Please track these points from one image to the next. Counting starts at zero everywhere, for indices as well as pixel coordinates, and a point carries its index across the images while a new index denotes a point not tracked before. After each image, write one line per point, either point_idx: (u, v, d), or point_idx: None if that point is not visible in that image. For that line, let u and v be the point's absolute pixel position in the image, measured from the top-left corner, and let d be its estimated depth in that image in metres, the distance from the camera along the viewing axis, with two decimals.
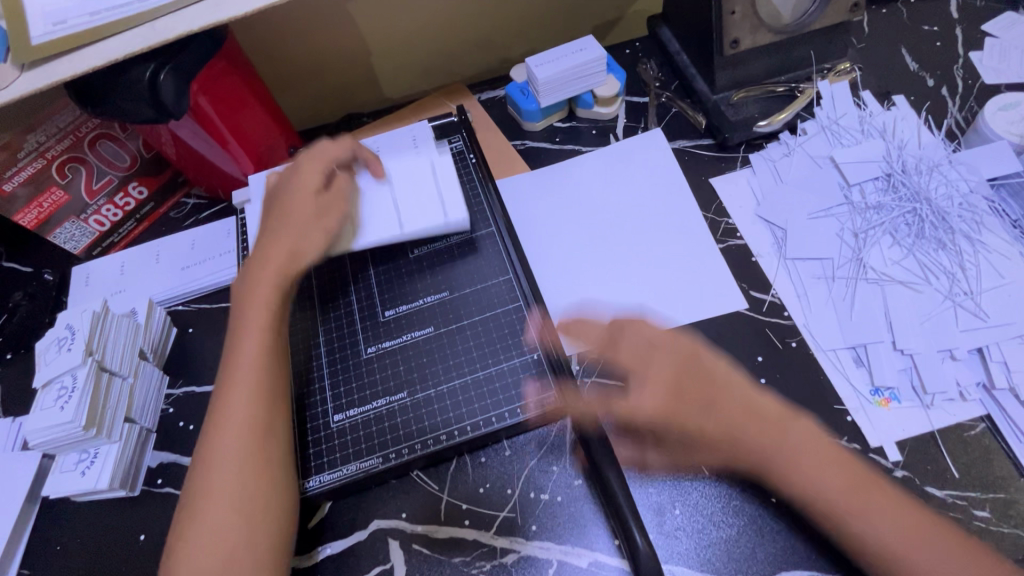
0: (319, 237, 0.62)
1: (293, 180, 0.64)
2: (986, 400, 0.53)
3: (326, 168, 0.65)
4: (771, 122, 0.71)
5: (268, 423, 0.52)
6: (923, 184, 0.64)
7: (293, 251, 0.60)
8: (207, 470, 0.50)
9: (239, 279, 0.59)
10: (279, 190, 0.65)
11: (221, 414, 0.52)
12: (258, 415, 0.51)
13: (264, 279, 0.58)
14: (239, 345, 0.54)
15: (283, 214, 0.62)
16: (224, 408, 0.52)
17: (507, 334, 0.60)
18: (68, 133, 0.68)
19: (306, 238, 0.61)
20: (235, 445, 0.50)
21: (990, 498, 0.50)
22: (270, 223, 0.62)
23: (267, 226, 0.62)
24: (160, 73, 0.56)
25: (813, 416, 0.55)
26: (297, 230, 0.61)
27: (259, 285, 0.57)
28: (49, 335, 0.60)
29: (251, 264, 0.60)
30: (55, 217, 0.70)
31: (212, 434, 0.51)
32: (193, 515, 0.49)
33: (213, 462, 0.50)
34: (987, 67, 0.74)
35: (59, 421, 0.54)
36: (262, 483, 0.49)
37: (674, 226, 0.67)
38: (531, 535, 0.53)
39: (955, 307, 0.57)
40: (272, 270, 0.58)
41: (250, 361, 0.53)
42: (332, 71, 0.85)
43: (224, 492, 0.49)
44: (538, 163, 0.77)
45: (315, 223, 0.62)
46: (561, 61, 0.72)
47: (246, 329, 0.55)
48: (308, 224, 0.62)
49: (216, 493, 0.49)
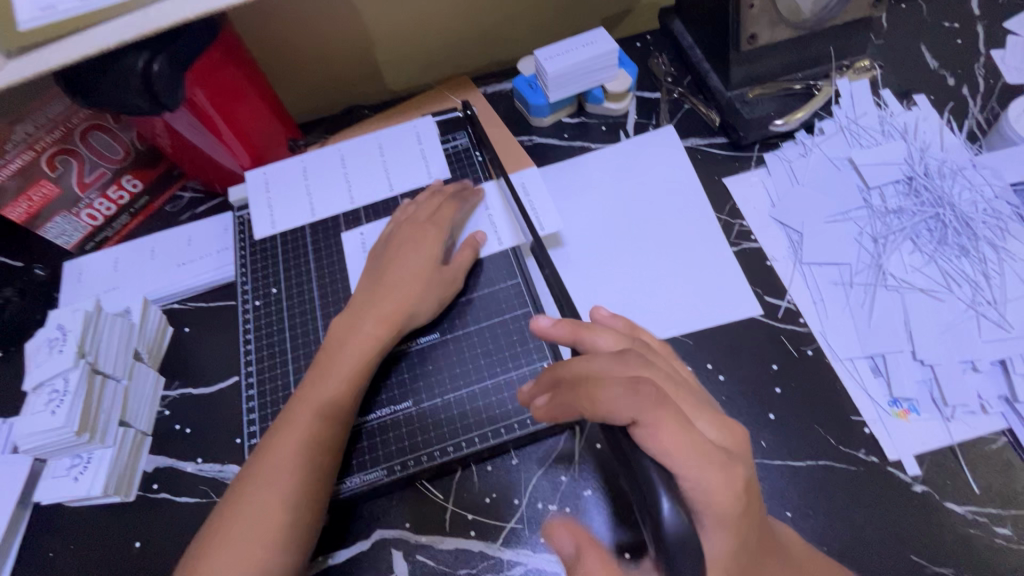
0: (433, 306, 0.58)
1: (413, 236, 0.61)
2: (1008, 413, 0.52)
3: (437, 220, 0.63)
4: (788, 121, 0.68)
5: (317, 471, 0.50)
6: (946, 188, 0.62)
7: (402, 312, 0.57)
8: (243, 495, 0.49)
9: (344, 319, 0.57)
10: (393, 242, 0.62)
11: (273, 444, 0.51)
12: (310, 458, 0.50)
13: (360, 327, 0.56)
14: (317, 383, 0.53)
15: (398, 272, 0.59)
16: (279, 438, 0.51)
17: (517, 340, 0.58)
18: (59, 124, 0.65)
19: (421, 303, 0.58)
20: (277, 480, 0.49)
21: (1012, 515, 0.48)
22: (382, 276, 0.59)
23: (377, 277, 0.60)
24: (153, 63, 0.54)
25: (829, 426, 0.53)
26: (413, 291, 0.58)
27: (356, 334, 0.55)
28: (39, 336, 0.58)
29: (355, 310, 0.58)
30: (46, 211, 0.68)
31: (260, 462, 0.50)
32: (214, 538, 0.47)
33: (251, 490, 0.49)
34: (1009, 66, 0.72)
35: (49, 426, 0.52)
36: (285, 531, 0.47)
37: (687, 227, 0.65)
38: (539, 547, 0.51)
39: (977, 317, 0.55)
40: (376, 324, 0.56)
41: (321, 402, 0.52)
42: (333, 62, 0.82)
43: (251, 526, 0.47)
44: (546, 160, 0.75)
45: (429, 279, 0.59)
46: (571, 54, 0.69)
47: (332, 371, 0.54)
48: (426, 290, 0.58)
49: (242, 522, 0.47)
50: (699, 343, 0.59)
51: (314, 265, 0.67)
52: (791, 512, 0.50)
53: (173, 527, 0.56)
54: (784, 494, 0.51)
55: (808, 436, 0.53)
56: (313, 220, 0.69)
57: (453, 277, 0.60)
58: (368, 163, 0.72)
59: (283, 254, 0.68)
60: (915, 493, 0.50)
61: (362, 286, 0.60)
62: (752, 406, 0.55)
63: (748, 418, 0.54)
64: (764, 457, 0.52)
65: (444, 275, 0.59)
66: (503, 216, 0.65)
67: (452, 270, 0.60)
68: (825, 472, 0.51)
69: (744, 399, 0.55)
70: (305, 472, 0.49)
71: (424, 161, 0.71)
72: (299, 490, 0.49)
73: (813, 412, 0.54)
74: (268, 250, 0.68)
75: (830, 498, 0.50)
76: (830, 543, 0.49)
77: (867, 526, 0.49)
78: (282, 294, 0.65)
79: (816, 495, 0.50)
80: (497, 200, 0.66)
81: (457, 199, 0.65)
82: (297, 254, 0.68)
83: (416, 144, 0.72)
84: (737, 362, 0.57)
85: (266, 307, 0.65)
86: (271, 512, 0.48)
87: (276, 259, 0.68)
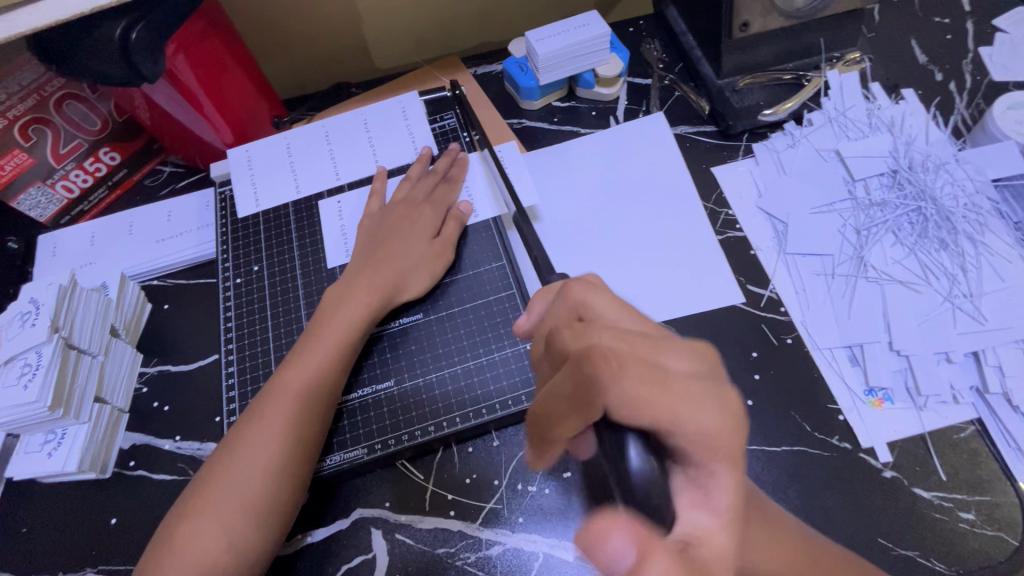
0: (425, 280, 0.59)
1: (409, 215, 0.62)
2: (978, 403, 0.53)
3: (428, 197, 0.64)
4: (776, 111, 0.69)
5: (301, 442, 0.49)
6: (928, 183, 0.63)
7: (396, 283, 0.57)
8: (225, 462, 0.49)
9: (338, 288, 0.57)
10: (388, 212, 0.63)
11: (259, 412, 0.51)
12: (294, 430, 0.49)
13: (352, 298, 0.56)
14: (306, 353, 0.53)
15: (394, 247, 0.59)
16: (265, 407, 0.51)
17: (500, 322, 0.58)
18: (32, 92, 0.64)
19: (415, 277, 0.58)
20: (259, 450, 0.48)
21: (976, 500, 0.49)
22: (379, 250, 0.59)
23: (372, 251, 0.60)
24: (131, 31, 0.52)
25: (805, 413, 0.54)
26: (407, 264, 0.58)
27: (348, 304, 0.55)
28: (11, 309, 0.56)
29: (348, 279, 0.58)
30: (19, 182, 0.65)
31: (244, 429, 0.50)
32: (196, 503, 0.48)
33: (234, 459, 0.49)
34: (996, 64, 0.73)
35: (21, 401, 0.51)
36: (266, 502, 0.47)
37: (672, 216, 0.65)
38: (517, 527, 0.52)
39: (953, 309, 0.56)
40: (368, 294, 0.56)
41: (308, 374, 0.52)
42: (320, 38, 0.80)
43: (233, 494, 0.47)
44: (535, 143, 0.74)
45: (424, 251, 0.60)
46: (563, 35, 0.68)
47: (321, 341, 0.53)
48: (421, 265, 0.59)
49: (223, 490, 0.47)
50: (681, 329, 0.59)
51: (296, 243, 0.66)
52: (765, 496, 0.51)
53: (149, 503, 0.56)
54: (759, 478, 0.52)
55: (785, 423, 0.54)
56: (297, 197, 0.68)
57: (444, 252, 0.60)
58: (355, 138, 0.71)
59: (266, 231, 0.67)
60: (885, 479, 0.51)
61: (358, 261, 0.60)
62: None
63: None
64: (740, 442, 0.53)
65: (435, 249, 0.60)
66: (486, 191, 0.66)
67: (443, 244, 0.61)
68: (799, 456, 0.52)
69: None
70: (288, 444, 0.49)
71: (411, 138, 0.70)
72: (281, 460, 0.48)
73: (791, 400, 0.55)
74: (250, 227, 0.67)
75: (804, 483, 0.51)
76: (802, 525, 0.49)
77: (839, 510, 0.50)
78: (264, 272, 0.64)
79: (790, 480, 0.51)
80: (479, 177, 0.67)
81: (449, 179, 0.65)
82: (279, 231, 0.67)
83: (402, 120, 0.71)
84: (716, 348, 0.58)
85: (247, 285, 0.64)
86: (252, 482, 0.47)
87: (258, 236, 0.67)
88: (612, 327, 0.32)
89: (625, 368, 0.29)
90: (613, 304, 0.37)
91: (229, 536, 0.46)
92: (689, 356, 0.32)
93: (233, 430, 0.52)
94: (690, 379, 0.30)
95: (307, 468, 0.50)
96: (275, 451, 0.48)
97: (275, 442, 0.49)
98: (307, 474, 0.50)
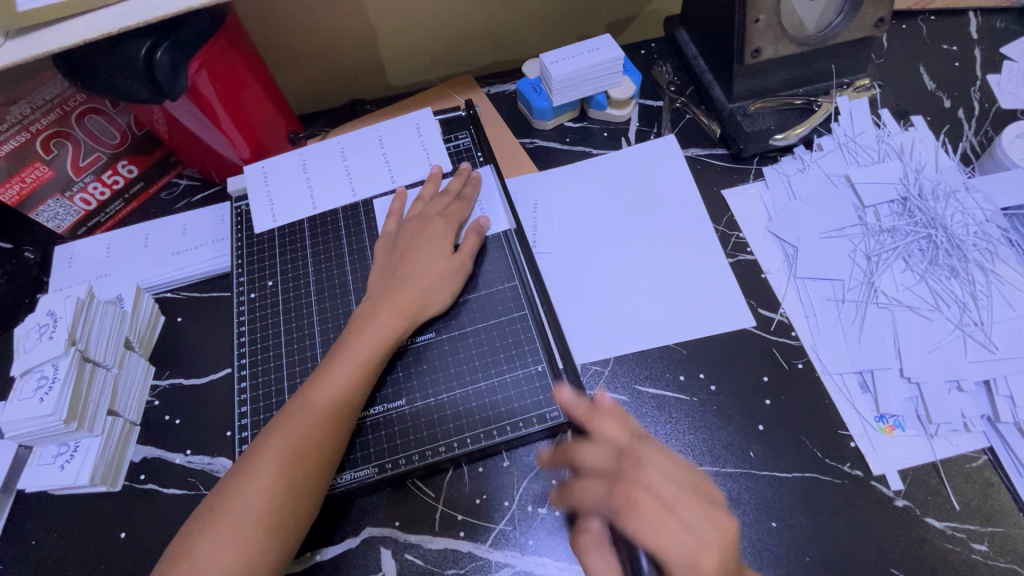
0: (442, 301, 0.59)
1: (422, 231, 0.62)
2: (989, 432, 0.53)
3: (440, 212, 0.64)
4: (787, 136, 0.69)
5: (321, 460, 0.50)
6: (939, 211, 0.63)
7: (416, 304, 0.57)
8: (245, 478, 0.49)
9: (359, 308, 0.58)
10: (402, 231, 0.63)
11: (281, 426, 0.51)
12: (318, 444, 0.50)
13: (377, 318, 0.56)
14: (328, 370, 0.53)
15: (411, 266, 0.60)
16: (287, 421, 0.51)
17: (512, 344, 0.58)
18: (55, 106, 0.64)
19: (434, 293, 0.59)
20: (281, 462, 0.49)
21: (989, 531, 0.49)
22: (398, 268, 0.60)
23: (391, 269, 0.60)
24: (156, 50, 0.53)
25: (816, 439, 0.54)
26: (426, 283, 0.58)
27: (373, 324, 0.56)
28: (28, 321, 0.57)
29: (368, 302, 0.58)
30: (38, 194, 0.66)
31: (267, 440, 0.51)
32: (214, 516, 0.48)
33: (257, 468, 0.49)
34: (1005, 92, 0.74)
35: (37, 414, 0.52)
36: (286, 516, 0.48)
37: (683, 239, 0.66)
38: (527, 549, 0.52)
39: (964, 337, 0.56)
40: (392, 314, 0.56)
41: (334, 389, 0.52)
42: (336, 55, 0.82)
43: (254, 505, 0.47)
44: (546, 162, 0.75)
45: (440, 270, 0.59)
46: (577, 59, 0.69)
47: (344, 357, 0.54)
48: (439, 285, 0.59)
49: (243, 503, 0.47)
50: (692, 353, 0.59)
51: (310, 257, 0.66)
52: (775, 522, 0.51)
53: (158, 518, 0.56)
54: (769, 505, 0.52)
55: (795, 448, 0.54)
56: (313, 213, 0.69)
57: (462, 267, 0.61)
58: (370, 155, 0.71)
59: (280, 247, 0.67)
60: (897, 508, 0.51)
61: (376, 282, 0.60)
62: (741, 417, 0.55)
63: (737, 429, 0.55)
64: (752, 467, 0.53)
65: (454, 267, 0.60)
66: (498, 206, 0.66)
67: (462, 259, 0.61)
68: (810, 483, 0.52)
69: (734, 410, 0.56)
70: (311, 458, 0.49)
71: (426, 155, 0.71)
72: (305, 474, 0.49)
73: (802, 424, 0.55)
74: (265, 244, 0.68)
75: (815, 511, 0.51)
76: (813, 553, 0.49)
77: (851, 539, 0.50)
78: (278, 287, 0.65)
79: (802, 506, 0.51)
80: (492, 194, 0.67)
81: (462, 197, 0.65)
82: (294, 247, 0.67)
83: (416, 137, 0.72)
84: (726, 372, 0.58)
85: (261, 300, 0.64)
86: (274, 495, 0.48)
87: (273, 252, 0.67)
88: (664, 480, 0.44)
89: (644, 507, 0.42)
90: (668, 484, 0.44)
91: (250, 548, 0.46)
92: (706, 529, 0.41)
93: (252, 442, 0.52)
94: (684, 533, 0.40)
95: (326, 482, 0.50)
96: (299, 464, 0.49)
97: (299, 457, 0.49)
98: (326, 488, 0.51)
